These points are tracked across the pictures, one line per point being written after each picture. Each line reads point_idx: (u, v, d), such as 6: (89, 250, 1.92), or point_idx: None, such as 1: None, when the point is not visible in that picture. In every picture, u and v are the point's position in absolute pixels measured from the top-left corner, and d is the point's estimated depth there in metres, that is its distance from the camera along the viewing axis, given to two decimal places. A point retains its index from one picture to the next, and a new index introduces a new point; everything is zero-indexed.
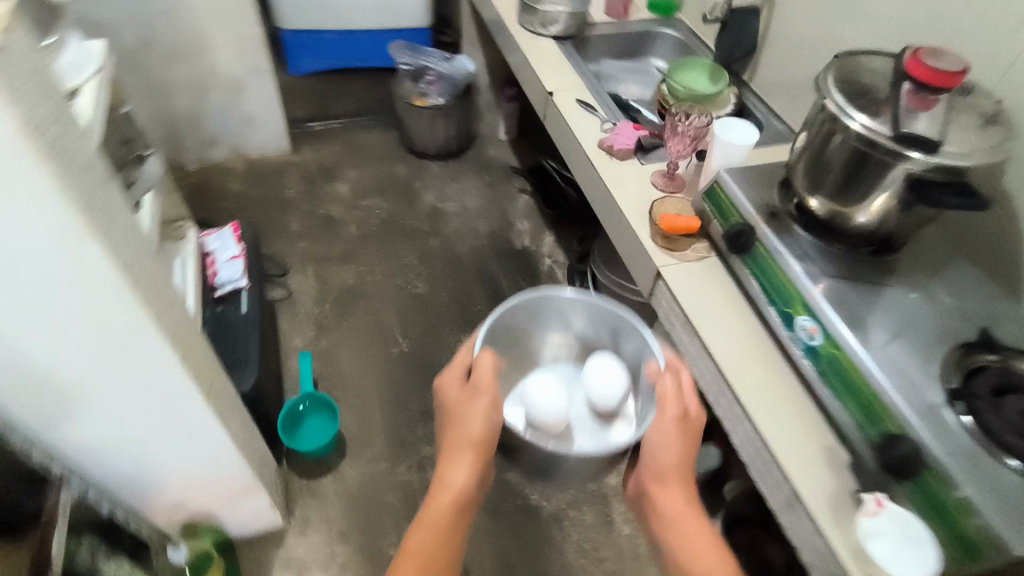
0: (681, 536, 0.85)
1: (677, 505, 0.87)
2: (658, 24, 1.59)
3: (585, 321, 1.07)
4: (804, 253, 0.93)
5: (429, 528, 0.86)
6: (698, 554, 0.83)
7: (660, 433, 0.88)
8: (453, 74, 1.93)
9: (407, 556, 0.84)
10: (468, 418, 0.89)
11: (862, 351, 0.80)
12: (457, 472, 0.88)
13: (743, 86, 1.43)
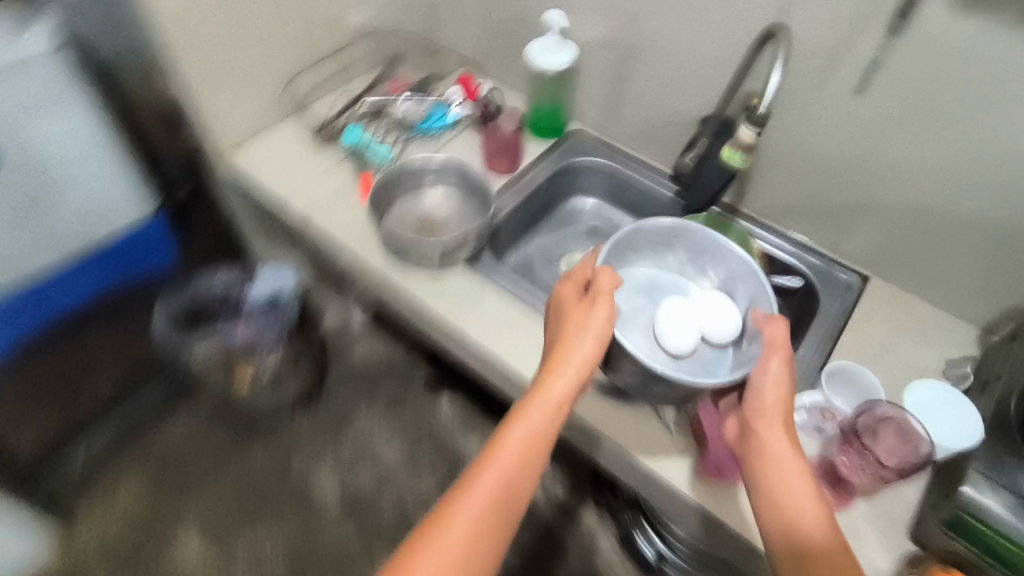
0: (786, 510, 0.61)
1: (785, 449, 0.63)
2: (562, 155, 1.09)
3: (686, 255, 0.86)
4: None
5: (520, 452, 0.62)
6: (808, 519, 0.60)
7: (772, 374, 0.67)
8: (270, 321, 1.34)
9: (480, 480, 0.61)
10: (580, 340, 0.66)
11: None
12: (559, 382, 0.65)
13: (736, 214, 1.02)
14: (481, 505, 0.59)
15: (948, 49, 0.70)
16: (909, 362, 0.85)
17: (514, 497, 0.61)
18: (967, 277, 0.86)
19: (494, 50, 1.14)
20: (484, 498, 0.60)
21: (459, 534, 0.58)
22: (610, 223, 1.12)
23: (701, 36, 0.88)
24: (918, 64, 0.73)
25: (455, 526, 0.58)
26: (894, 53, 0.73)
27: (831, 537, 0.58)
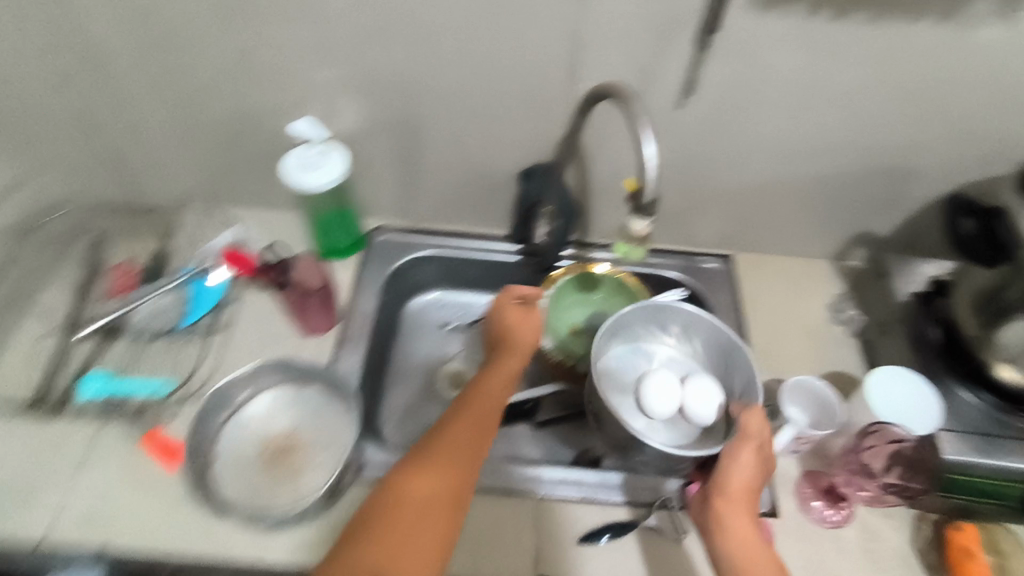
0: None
1: (748, 531, 0.59)
2: (377, 267, 0.88)
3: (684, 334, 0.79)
4: None
5: (479, 423, 0.63)
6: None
7: (742, 463, 0.62)
8: None
9: (448, 444, 0.61)
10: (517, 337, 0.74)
11: None
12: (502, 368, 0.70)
13: (590, 248, 0.92)
14: (451, 462, 0.59)
15: (755, 49, 0.66)
16: (808, 326, 0.87)
17: (476, 458, 0.61)
18: (813, 228, 0.89)
19: (230, 175, 0.87)
20: (455, 456, 0.60)
21: (428, 490, 0.57)
22: (464, 311, 0.96)
23: (490, 91, 0.75)
24: (730, 70, 0.68)
25: (428, 478, 0.58)
26: (706, 64, 0.67)
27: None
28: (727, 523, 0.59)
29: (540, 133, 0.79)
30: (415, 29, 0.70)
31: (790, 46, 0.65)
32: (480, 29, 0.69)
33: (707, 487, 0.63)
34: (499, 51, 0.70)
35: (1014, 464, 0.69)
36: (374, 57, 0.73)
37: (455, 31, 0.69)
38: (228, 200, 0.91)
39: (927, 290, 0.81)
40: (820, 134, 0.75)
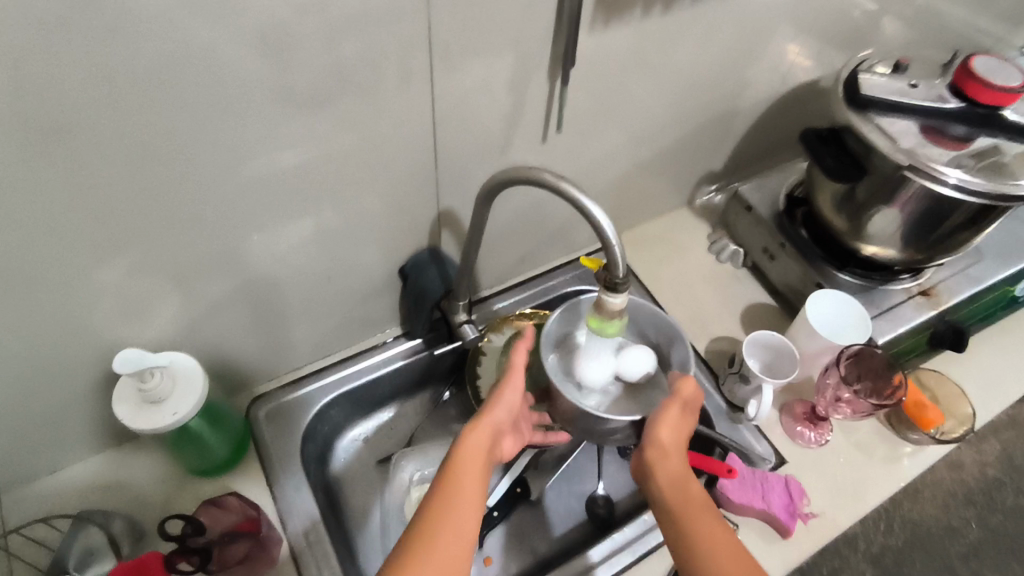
0: (698, 535, 0.54)
1: (683, 472, 0.57)
2: (284, 443, 0.72)
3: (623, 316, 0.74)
4: (956, 267, 0.84)
5: (469, 488, 0.52)
6: (714, 549, 0.53)
7: (667, 418, 0.59)
8: None
9: (457, 500, 0.51)
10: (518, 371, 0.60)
11: None
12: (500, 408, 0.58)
13: (489, 300, 0.86)
14: (452, 526, 0.50)
15: (598, 65, 0.65)
16: (705, 274, 0.93)
17: (466, 524, 0.50)
18: (669, 189, 0.94)
19: (39, 438, 0.63)
20: (460, 517, 0.50)
21: None
22: (395, 428, 0.84)
23: (347, 204, 0.63)
24: (580, 90, 0.66)
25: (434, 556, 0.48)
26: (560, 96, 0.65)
27: (734, 557, 0.53)
28: (660, 474, 0.57)
29: (412, 219, 0.70)
30: (238, 181, 0.54)
31: (628, 50, 0.65)
32: (318, 151, 0.56)
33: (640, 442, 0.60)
34: (346, 162, 0.59)
35: (916, 319, 0.80)
36: (195, 230, 0.56)
37: (289, 164, 0.56)
38: (49, 464, 0.67)
39: (787, 205, 0.89)
40: (658, 115, 0.77)
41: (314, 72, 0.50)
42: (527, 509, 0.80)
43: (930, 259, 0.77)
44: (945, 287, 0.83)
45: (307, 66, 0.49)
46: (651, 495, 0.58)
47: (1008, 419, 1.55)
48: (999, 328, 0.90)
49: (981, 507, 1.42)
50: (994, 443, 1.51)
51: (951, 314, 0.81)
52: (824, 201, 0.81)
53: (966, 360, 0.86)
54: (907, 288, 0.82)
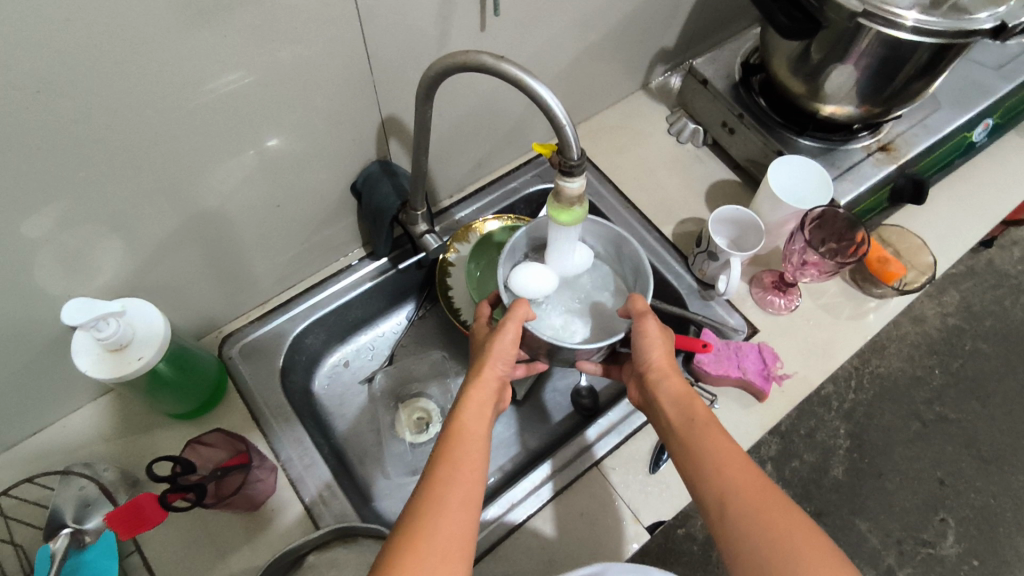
0: (705, 443, 0.52)
1: (678, 386, 0.58)
2: (263, 377, 0.72)
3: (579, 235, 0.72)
4: (914, 119, 0.84)
5: (475, 443, 0.52)
6: (722, 454, 0.51)
7: (644, 338, 0.60)
8: None
9: (462, 461, 0.50)
10: (514, 322, 0.60)
11: (1007, 84, 0.87)
12: (497, 362, 0.58)
13: (448, 211, 0.84)
14: (458, 488, 0.48)
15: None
16: (666, 159, 0.91)
17: (477, 480, 0.50)
18: (620, 73, 0.90)
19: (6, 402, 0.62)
20: (466, 476, 0.49)
21: (433, 552, 0.44)
22: (374, 350, 0.84)
23: (283, 123, 0.59)
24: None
25: (443, 516, 0.46)
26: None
27: (743, 462, 0.51)
28: (662, 395, 0.58)
29: (355, 133, 0.66)
30: (156, 109, 0.50)
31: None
32: (239, 63, 0.51)
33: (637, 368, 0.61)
34: (271, 74, 0.54)
35: (877, 175, 0.80)
36: (121, 168, 0.52)
37: (211, 82, 0.51)
38: (27, 428, 0.66)
39: (742, 75, 0.86)
40: None
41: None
42: (515, 411, 0.82)
43: (887, 111, 0.76)
44: (905, 137, 0.82)
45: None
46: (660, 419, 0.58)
47: (966, 268, 1.62)
48: (954, 178, 0.91)
49: (943, 355, 1.50)
50: (953, 294, 1.58)
51: (910, 165, 0.81)
52: (779, 62, 0.78)
53: (925, 212, 0.88)
54: (866, 145, 0.82)
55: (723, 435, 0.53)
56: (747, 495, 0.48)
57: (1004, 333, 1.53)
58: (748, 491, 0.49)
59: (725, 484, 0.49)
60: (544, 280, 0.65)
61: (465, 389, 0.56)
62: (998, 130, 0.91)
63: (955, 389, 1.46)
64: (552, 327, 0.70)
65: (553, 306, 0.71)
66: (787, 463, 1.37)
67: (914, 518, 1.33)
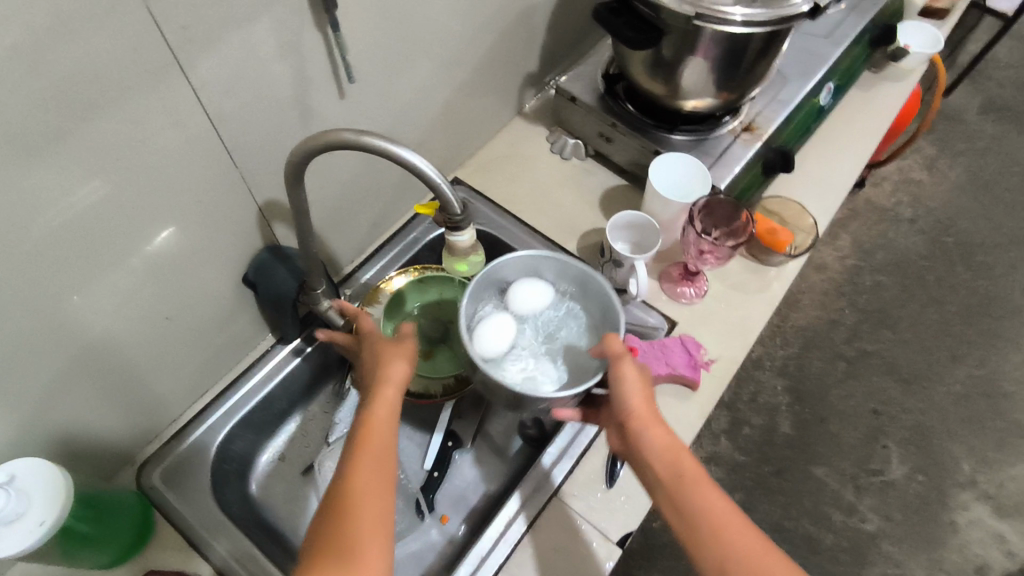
0: (694, 500, 0.52)
1: (666, 440, 0.57)
2: (192, 498, 0.67)
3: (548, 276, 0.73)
4: (767, 97, 0.90)
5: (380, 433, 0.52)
6: (715, 513, 0.51)
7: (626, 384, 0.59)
8: None
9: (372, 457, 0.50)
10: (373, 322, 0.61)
11: (837, 50, 0.95)
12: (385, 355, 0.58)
13: (354, 275, 0.81)
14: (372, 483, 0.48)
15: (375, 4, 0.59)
16: (555, 178, 0.93)
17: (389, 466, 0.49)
18: (493, 105, 0.91)
19: None
20: (378, 466, 0.49)
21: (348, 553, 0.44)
22: (309, 435, 0.81)
23: (151, 235, 0.56)
24: (368, 36, 0.61)
25: (359, 510, 0.46)
26: (345, 50, 0.59)
27: (731, 520, 0.51)
28: (645, 445, 0.57)
29: (234, 226, 0.63)
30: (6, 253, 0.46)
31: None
32: (112, 164, 0.49)
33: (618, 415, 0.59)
34: (128, 189, 0.51)
35: (747, 155, 0.85)
36: None
37: (60, 216, 0.48)
38: None
39: (606, 85, 0.89)
40: (459, 35, 0.73)
41: (44, 76, 0.41)
42: (466, 459, 0.81)
43: (740, 93, 0.81)
44: (763, 114, 0.88)
45: (32, 64, 0.40)
46: (643, 466, 0.57)
47: (850, 211, 1.75)
48: (813, 143, 0.98)
49: (849, 294, 1.61)
50: (844, 237, 1.70)
51: (773, 140, 0.87)
52: (636, 68, 0.82)
53: (799, 178, 0.94)
54: (731, 129, 0.87)
55: (716, 491, 0.53)
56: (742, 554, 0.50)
57: (895, 263, 1.66)
58: (742, 552, 0.50)
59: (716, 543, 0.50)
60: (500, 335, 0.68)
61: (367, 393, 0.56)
62: (839, 91, 0.99)
63: (867, 324, 1.57)
64: (527, 377, 0.70)
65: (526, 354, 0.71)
66: (739, 430, 1.41)
67: (861, 452, 1.40)
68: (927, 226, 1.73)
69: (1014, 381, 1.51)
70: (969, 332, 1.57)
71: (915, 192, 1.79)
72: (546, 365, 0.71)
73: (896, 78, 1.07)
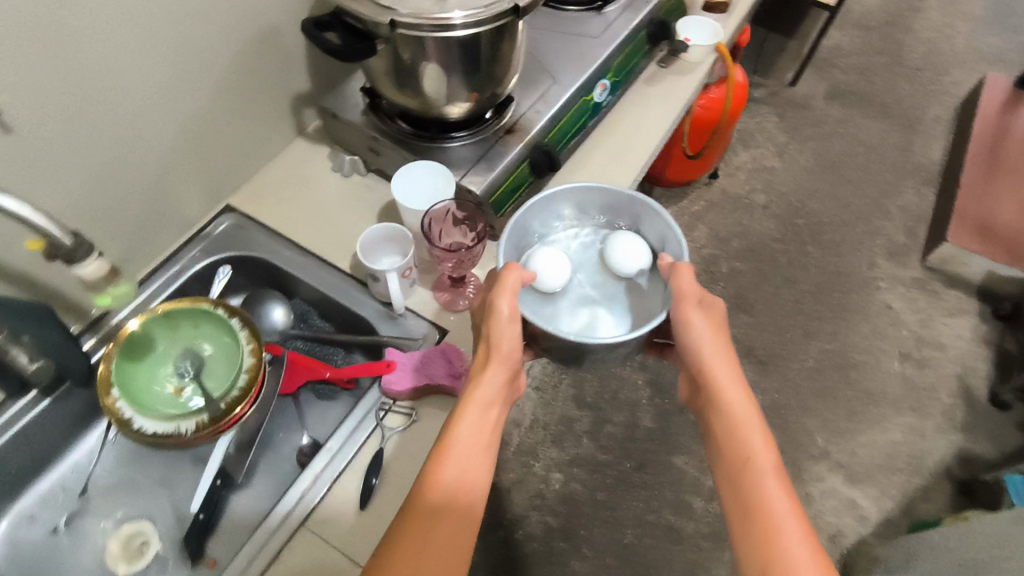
0: (755, 493, 0.57)
1: (737, 421, 0.62)
2: None
3: (589, 214, 0.79)
4: (533, 98, 0.90)
5: (479, 436, 0.62)
6: (774, 514, 0.56)
7: (711, 345, 0.66)
8: None
9: (459, 463, 0.60)
10: (507, 289, 0.65)
11: (608, 47, 0.97)
12: (502, 345, 0.65)
13: (104, 315, 0.77)
14: (457, 481, 0.59)
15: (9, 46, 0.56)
16: (334, 197, 0.92)
17: (479, 470, 0.60)
18: (260, 129, 0.89)
19: None
20: (466, 470, 0.60)
21: (421, 547, 0.55)
22: (66, 490, 0.76)
23: None
24: (16, 80, 0.58)
25: (439, 514, 0.57)
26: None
27: (795, 521, 0.55)
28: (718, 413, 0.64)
29: None
30: None
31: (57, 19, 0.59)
32: None
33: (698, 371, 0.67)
34: None
35: (509, 157, 0.84)
36: None
37: None
38: None
39: (367, 100, 0.88)
40: (173, 64, 0.71)
41: None
42: (240, 494, 0.77)
43: (489, 94, 0.81)
44: (529, 114, 0.88)
45: None
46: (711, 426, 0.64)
47: (705, 202, 1.80)
48: (596, 142, 1.00)
49: (706, 283, 1.65)
50: (701, 228, 1.75)
51: (537, 140, 0.87)
52: (381, 82, 0.81)
53: (581, 178, 0.96)
54: (495, 130, 0.87)
55: (783, 490, 0.57)
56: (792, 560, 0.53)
57: (748, 249, 1.72)
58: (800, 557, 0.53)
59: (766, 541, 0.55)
60: (552, 274, 0.72)
61: (474, 384, 0.64)
62: (616, 88, 1.02)
63: (724, 311, 1.61)
64: (578, 319, 0.74)
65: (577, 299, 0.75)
66: (601, 429, 1.40)
67: None
68: (779, 210, 1.80)
69: (863, 352, 1.58)
70: (820, 308, 1.63)
71: (766, 178, 1.86)
72: (595, 303, 0.75)
73: (682, 71, 1.11)
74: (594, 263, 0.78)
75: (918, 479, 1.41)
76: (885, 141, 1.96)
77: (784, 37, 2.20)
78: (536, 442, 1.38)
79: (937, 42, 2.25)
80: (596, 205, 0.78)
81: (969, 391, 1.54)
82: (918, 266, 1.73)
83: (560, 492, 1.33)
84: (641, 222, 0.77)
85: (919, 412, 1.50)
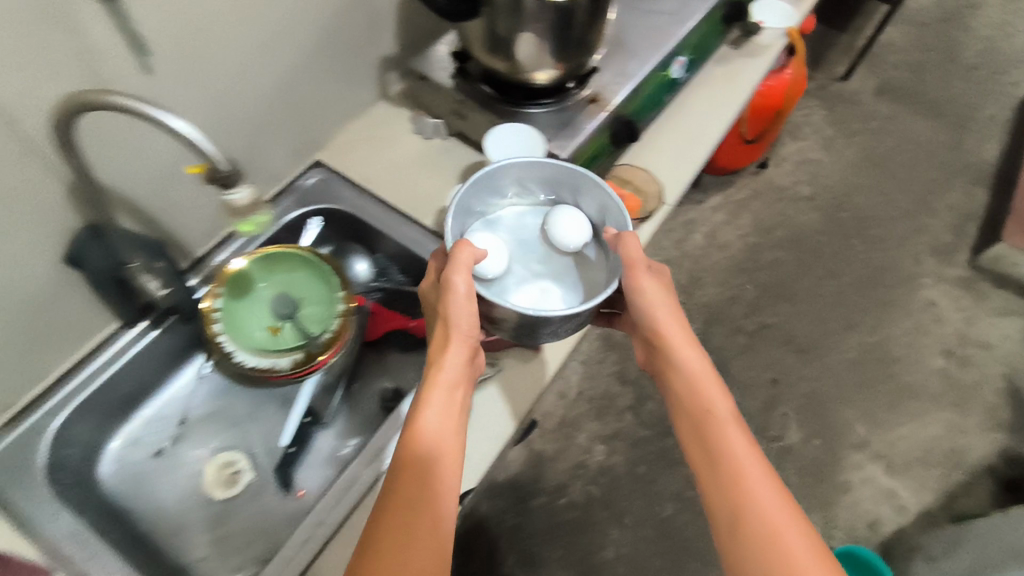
0: (720, 447, 0.58)
1: (691, 376, 0.64)
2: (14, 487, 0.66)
3: (526, 186, 0.75)
4: (616, 69, 0.92)
5: (448, 426, 0.57)
6: (733, 466, 0.57)
7: (659, 306, 0.66)
8: None
9: (436, 455, 0.55)
10: (460, 266, 0.61)
11: (688, 23, 0.99)
12: (461, 325, 0.60)
13: (206, 258, 0.83)
14: (434, 477, 0.54)
15: None
16: (414, 158, 0.95)
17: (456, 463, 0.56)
18: (348, 90, 0.93)
19: None
20: (442, 464, 0.55)
21: (400, 553, 0.50)
22: (165, 420, 0.80)
23: None
24: (166, 21, 0.62)
25: (421, 512, 0.52)
26: (135, 27, 0.59)
27: (758, 467, 0.57)
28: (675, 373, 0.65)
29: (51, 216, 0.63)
30: None
31: None
32: None
33: (651, 333, 0.67)
34: None
35: (593, 124, 0.87)
36: None
37: None
38: None
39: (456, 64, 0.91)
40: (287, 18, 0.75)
41: None
42: (327, 433, 0.81)
43: (579, 62, 0.84)
44: (612, 83, 0.91)
45: None
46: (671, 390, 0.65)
47: (751, 191, 1.81)
48: (670, 119, 1.03)
49: (750, 270, 1.66)
50: (746, 216, 1.76)
51: (619, 110, 0.90)
52: (476, 45, 0.84)
53: (656, 151, 0.99)
54: (578, 99, 0.90)
55: (743, 439, 0.59)
56: (760, 509, 0.54)
57: (793, 239, 1.73)
58: (765, 505, 0.54)
59: (733, 495, 0.55)
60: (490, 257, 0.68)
61: (432, 370, 0.59)
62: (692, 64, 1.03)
63: (767, 298, 1.62)
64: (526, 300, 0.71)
65: (521, 279, 0.73)
66: (642, 406, 1.43)
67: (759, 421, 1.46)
68: (825, 203, 1.80)
69: (906, 346, 1.58)
70: (864, 301, 1.64)
71: (814, 171, 1.86)
72: (543, 280, 0.73)
73: (754, 53, 1.12)
74: (538, 239, 0.75)
75: (957, 473, 1.42)
76: (936, 138, 1.95)
77: (837, 30, 2.18)
78: (579, 414, 1.41)
79: (995, 41, 2.22)
80: (534, 178, 0.74)
81: (1014, 391, 1.54)
82: (964, 264, 1.72)
83: (601, 464, 1.36)
84: (580, 195, 0.74)
85: (960, 408, 1.50)
